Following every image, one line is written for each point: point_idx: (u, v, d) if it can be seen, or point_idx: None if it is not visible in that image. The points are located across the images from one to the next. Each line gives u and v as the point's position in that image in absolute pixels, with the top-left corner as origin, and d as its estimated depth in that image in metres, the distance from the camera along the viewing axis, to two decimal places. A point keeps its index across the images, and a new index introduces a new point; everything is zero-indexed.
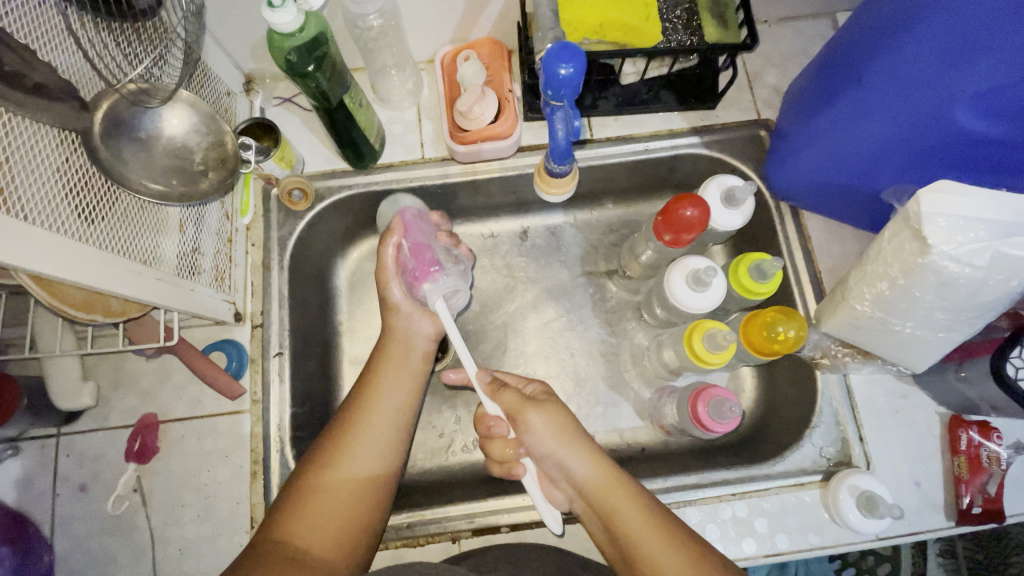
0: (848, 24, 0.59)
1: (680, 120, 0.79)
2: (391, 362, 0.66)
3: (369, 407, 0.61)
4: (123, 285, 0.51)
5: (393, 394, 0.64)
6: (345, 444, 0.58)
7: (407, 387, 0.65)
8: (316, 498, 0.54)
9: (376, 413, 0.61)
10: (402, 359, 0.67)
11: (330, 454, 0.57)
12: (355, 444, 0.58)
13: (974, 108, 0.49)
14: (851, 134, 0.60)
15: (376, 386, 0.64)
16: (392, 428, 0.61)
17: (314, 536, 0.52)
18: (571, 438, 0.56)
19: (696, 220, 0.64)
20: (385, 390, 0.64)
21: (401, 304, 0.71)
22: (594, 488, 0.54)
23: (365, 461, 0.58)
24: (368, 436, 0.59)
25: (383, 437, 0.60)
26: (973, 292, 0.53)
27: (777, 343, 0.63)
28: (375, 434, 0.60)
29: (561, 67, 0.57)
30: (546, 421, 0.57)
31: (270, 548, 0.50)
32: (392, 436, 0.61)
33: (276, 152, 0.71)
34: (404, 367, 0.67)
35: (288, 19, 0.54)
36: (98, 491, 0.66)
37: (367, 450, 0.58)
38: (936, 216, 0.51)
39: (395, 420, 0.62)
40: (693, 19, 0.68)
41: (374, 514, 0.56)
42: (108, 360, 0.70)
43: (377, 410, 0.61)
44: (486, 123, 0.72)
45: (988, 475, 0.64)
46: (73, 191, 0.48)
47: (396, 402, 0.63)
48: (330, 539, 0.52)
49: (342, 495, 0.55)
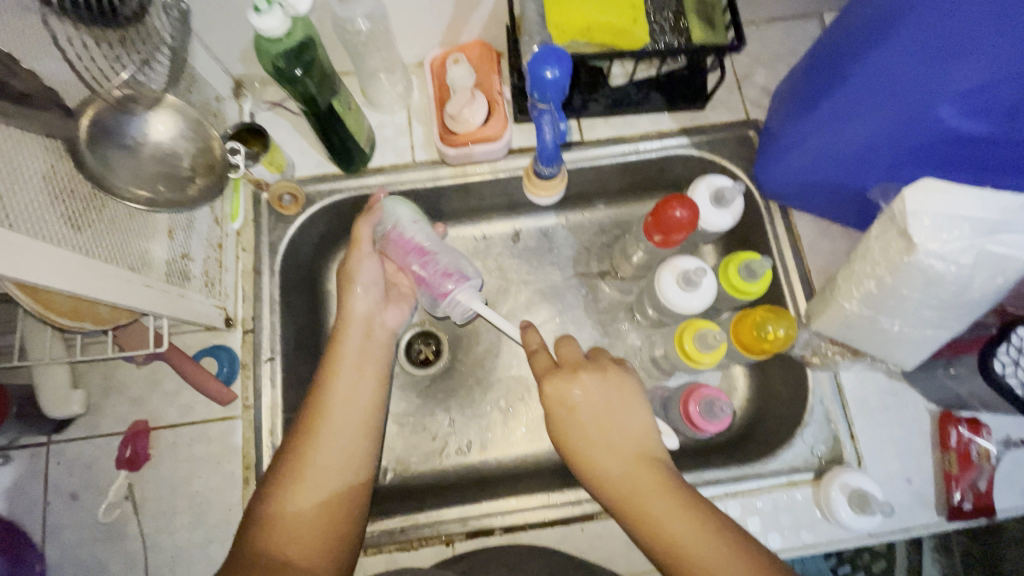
0: (837, 24, 0.60)
1: (670, 121, 0.79)
2: (348, 354, 0.64)
3: (329, 404, 0.60)
4: (110, 294, 0.51)
5: (351, 390, 0.62)
6: (310, 447, 0.57)
7: (369, 383, 0.64)
8: (293, 503, 0.54)
9: (337, 411, 0.60)
10: (361, 354, 0.65)
11: (297, 458, 0.56)
12: (320, 446, 0.57)
13: (961, 107, 0.49)
14: (839, 134, 0.60)
15: (335, 383, 0.62)
16: (353, 424, 0.60)
17: (295, 543, 0.52)
18: (608, 410, 0.56)
19: (686, 220, 0.64)
20: (346, 386, 0.62)
21: (364, 288, 0.68)
22: (620, 479, 0.53)
23: (332, 464, 0.57)
24: (331, 436, 0.58)
25: (348, 434, 0.59)
26: (959, 289, 0.54)
27: (766, 342, 0.63)
28: (339, 434, 0.59)
29: (546, 70, 0.57)
30: (586, 415, 0.56)
31: (251, 559, 0.50)
32: (357, 430, 0.61)
33: (265, 157, 0.71)
34: (361, 363, 0.65)
35: (275, 24, 0.54)
36: (89, 499, 0.65)
37: (331, 453, 0.58)
38: (922, 215, 0.51)
39: (358, 418, 0.61)
40: (681, 20, 0.68)
41: (354, 516, 0.56)
42: (97, 368, 0.70)
43: (337, 407, 0.60)
44: (477, 126, 0.72)
45: (978, 471, 0.65)
46: (60, 199, 0.48)
47: (358, 398, 0.62)
48: (310, 545, 0.52)
49: (316, 499, 0.55)
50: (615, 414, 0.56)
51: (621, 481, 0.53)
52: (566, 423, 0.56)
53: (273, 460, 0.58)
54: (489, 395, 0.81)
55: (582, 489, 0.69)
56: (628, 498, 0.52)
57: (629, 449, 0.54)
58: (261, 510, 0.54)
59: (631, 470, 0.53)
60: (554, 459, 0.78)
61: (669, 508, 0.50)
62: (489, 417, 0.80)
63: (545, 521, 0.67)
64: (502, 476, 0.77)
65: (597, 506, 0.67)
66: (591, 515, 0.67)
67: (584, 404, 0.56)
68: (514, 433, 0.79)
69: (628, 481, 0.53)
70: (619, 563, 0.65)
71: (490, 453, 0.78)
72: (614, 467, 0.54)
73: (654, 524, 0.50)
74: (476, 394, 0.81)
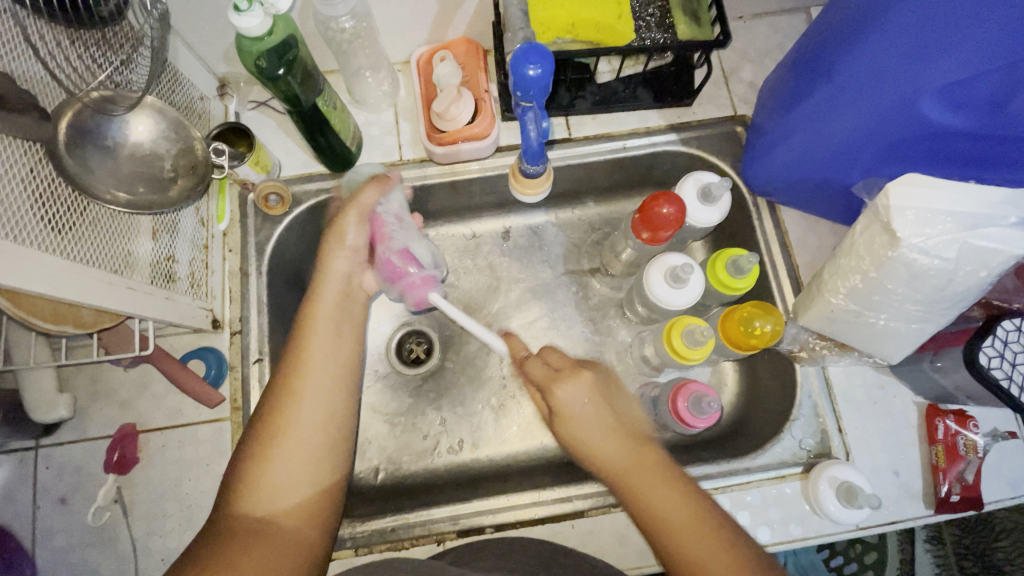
0: (820, 20, 0.60)
1: (658, 118, 0.79)
2: (325, 310, 0.60)
3: (307, 358, 0.56)
4: (93, 296, 0.50)
5: (329, 346, 0.58)
6: (290, 396, 0.54)
7: (348, 338, 0.60)
8: (271, 464, 0.51)
9: (316, 367, 0.56)
10: (337, 310, 0.61)
11: (273, 416, 0.53)
12: (301, 399, 0.54)
13: (943, 100, 0.49)
14: (822, 129, 0.60)
15: (313, 338, 0.58)
16: (335, 380, 0.56)
17: (275, 506, 0.51)
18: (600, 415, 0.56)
19: (672, 217, 0.64)
20: (324, 341, 0.58)
21: (352, 248, 0.65)
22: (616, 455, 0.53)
23: (311, 421, 0.54)
24: (310, 391, 0.55)
25: (329, 391, 0.56)
26: (943, 283, 0.54)
27: (754, 337, 0.63)
28: (320, 382, 0.55)
29: (529, 68, 0.57)
30: (584, 399, 0.56)
31: (231, 529, 0.49)
32: (338, 387, 0.57)
33: (251, 157, 0.70)
34: (339, 318, 0.61)
35: (256, 23, 0.54)
36: (79, 503, 0.65)
37: (312, 408, 0.54)
38: (905, 209, 0.52)
39: (337, 373, 0.57)
40: (666, 17, 0.68)
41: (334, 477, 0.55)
42: (85, 371, 0.69)
43: (316, 363, 0.56)
44: (463, 123, 0.72)
45: (965, 463, 0.65)
46: (40, 202, 0.48)
47: (338, 352, 0.58)
48: (290, 507, 0.51)
49: (297, 461, 0.52)
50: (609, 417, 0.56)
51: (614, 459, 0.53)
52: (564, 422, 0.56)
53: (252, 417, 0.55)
54: (480, 394, 0.81)
55: (573, 485, 0.69)
56: (634, 487, 0.52)
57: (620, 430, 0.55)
58: (239, 470, 0.51)
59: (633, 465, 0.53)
60: (546, 456, 0.78)
61: (672, 502, 0.50)
62: (481, 415, 0.80)
63: (536, 519, 0.67)
64: (494, 474, 0.77)
65: (587, 503, 0.68)
66: (581, 512, 0.67)
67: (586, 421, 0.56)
68: (506, 430, 0.79)
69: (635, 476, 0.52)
70: (611, 558, 0.66)
71: (482, 451, 0.78)
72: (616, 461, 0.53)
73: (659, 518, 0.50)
74: (467, 392, 0.81)
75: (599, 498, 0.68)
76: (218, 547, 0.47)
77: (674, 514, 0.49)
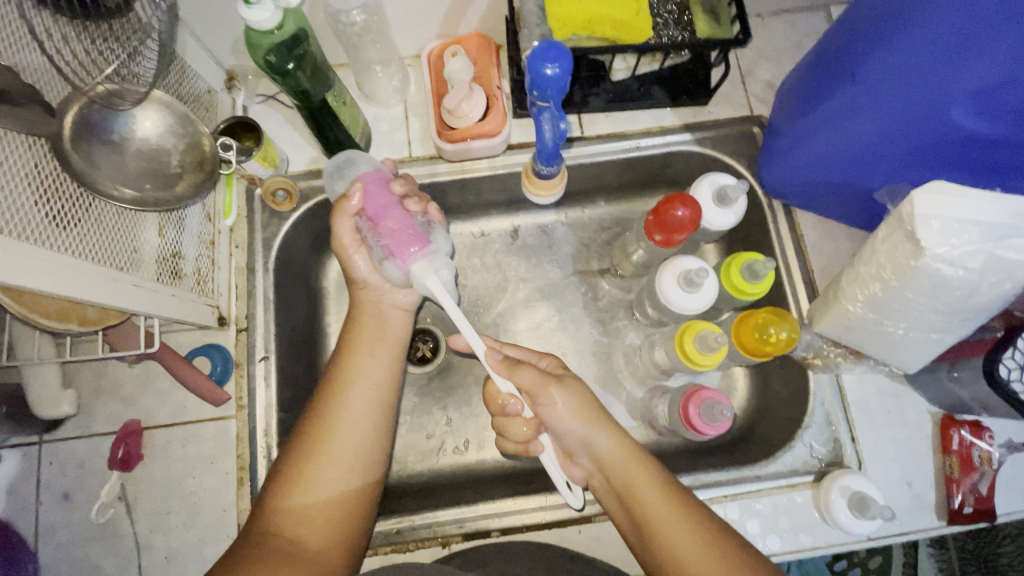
0: (841, 20, 0.58)
1: (672, 117, 0.78)
2: (365, 338, 0.63)
3: (345, 383, 0.59)
4: (99, 294, 0.50)
5: (368, 375, 0.60)
6: (330, 424, 0.56)
7: (387, 365, 0.62)
8: (304, 488, 0.53)
9: (356, 393, 0.58)
10: (378, 336, 0.64)
11: (310, 440, 0.55)
12: (338, 428, 0.56)
13: (970, 107, 0.48)
14: (842, 134, 0.59)
15: (351, 365, 0.60)
16: (373, 410, 0.59)
17: (305, 525, 0.52)
18: (588, 415, 0.56)
19: (687, 220, 0.63)
20: (362, 366, 0.60)
21: (369, 277, 0.66)
22: (619, 459, 0.55)
23: (346, 448, 0.56)
24: (347, 417, 0.57)
25: (362, 417, 0.58)
26: (966, 294, 0.53)
27: (768, 344, 0.62)
28: (357, 411, 0.58)
29: (546, 67, 0.55)
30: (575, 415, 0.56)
31: (260, 542, 0.50)
32: (375, 417, 0.59)
33: (258, 151, 0.69)
34: (380, 344, 0.63)
35: (265, 16, 0.53)
36: (82, 499, 0.65)
37: (348, 432, 0.57)
38: (930, 218, 0.50)
39: (375, 402, 0.59)
40: (685, 14, 0.66)
41: (366, 504, 0.56)
42: (89, 367, 0.69)
43: (353, 388, 0.59)
44: (474, 120, 0.70)
45: (979, 475, 0.64)
46: (45, 198, 0.47)
47: (377, 379, 0.60)
48: (318, 527, 0.52)
49: (333, 485, 0.54)
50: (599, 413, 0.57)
51: (618, 459, 0.55)
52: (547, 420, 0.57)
53: (289, 439, 0.57)
54: None
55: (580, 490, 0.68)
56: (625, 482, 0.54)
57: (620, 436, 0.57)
58: (273, 490, 0.53)
59: (627, 461, 0.55)
60: None
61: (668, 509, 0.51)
62: (486, 416, 0.79)
63: (543, 523, 0.67)
64: (501, 477, 0.76)
65: (594, 509, 0.67)
66: (589, 517, 0.66)
67: (576, 426, 0.56)
68: None
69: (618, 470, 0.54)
70: (617, 563, 0.65)
71: (488, 452, 0.78)
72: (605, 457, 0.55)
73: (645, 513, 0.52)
74: (474, 392, 0.80)
75: None
76: (253, 559, 0.48)
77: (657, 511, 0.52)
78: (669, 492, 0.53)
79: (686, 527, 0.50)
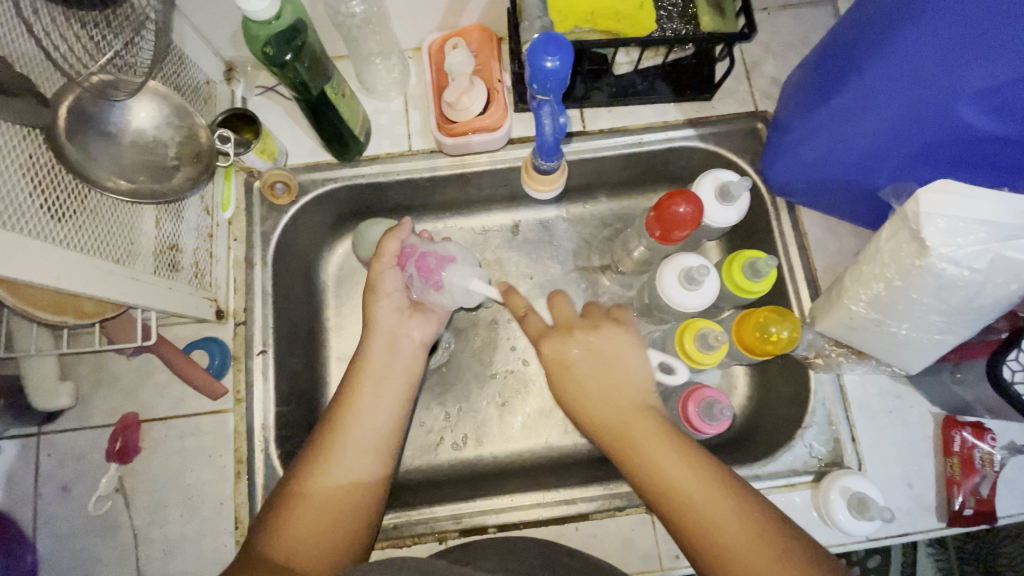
0: (848, 14, 0.57)
1: (676, 112, 0.77)
2: (372, 373, 0.62)
3: (347, 420, 0.59)
4: (95, 287, 0.49)
5: (371, 413, 0.60)
6: (325, 459, 0.56)
7: (391, 403, 0.61)
8: (292, 523, 0.53)
9: (354, 428, 0.58)
10: (384, 370, 0.62)
11: (301, 480, 0.55)
12: (336, 460, 0.56)
13: (980, 106, 0.47)
14: (848, 132, 0.58)
15: (354, 402, 0.60)
16: (371, 446, 0.59)
17: (295, 550, 0.51)
18: (605, 386, 0.55)
19: (689, 216, 0.62)
20: (365, 405, 0.60)
21: (388, 296, 0.65)
22: (610, 413, 0.54)
23: (342, 479, 0.56)
24: (344, 458, 0.57)
25: (359, 456, 0.58)
26: (971, 295, 0.52)
27: (770, 343, 0.62)
28: (357, 444, 0.58)
29: (546, 60, 0.55)
30: (586, 372, 0.56)
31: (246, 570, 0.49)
32: (371, 452, 0.59)
33: (256, 144, 0.69)
34: (383, 381, 0.62)
35: (263, 5, 0.52)
36: (80, 490, 0.65)
37: (344, 468, 0.57)
38: (935, 217, 0.50)
39: (376, 441, 0.59)
40: (689, 7, 0.65)
41: (349, 527, 0.55)
42: (87, 359, 0.68)
43: (354, 427, 0.58)
44: (474, 114, 0.70)
45: (981, 477, 0.63)
46: (40, 189, 0.47)
47: (380, 416, 0.60)
48: (308, 557, 0.52)
49: (318, 517, 0.54)
50: (612, 380, 0.55)
51: (613, 415, 0.54)
52: (565, 382, 0.57)
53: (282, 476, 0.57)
54: (485, 390, 0.80)
55: (579, 488, 0.68)
56: (623, 441, 0.53)
57: (620, 393, 0.55)
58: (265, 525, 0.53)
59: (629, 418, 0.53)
60: (550, 456, 0.77)
61: (669, 460, 0.50)
62: (485, 412, 0.79)
63: (541, 520, 0.66)
64: (500, 473, 0.76)
65: (593, 506, 0.66)
66: (587, 514, 0.66)
67: (592, 391, 0.55)
68: (511, 428, 0.78)
69: (629, 426, 0.53)
70: (615, 562, 0.65)
71: (486, 448, 0.78)
72: (613, 415, 0.54)
73: (655, 475, 0.50)
74: (473, 388, 0.80)
75: (604, 501, 0.66)
76: None
77: (675, 476, 0.50)
78: (668, 441, 0.51)
79: (700, 483, 0.49)
